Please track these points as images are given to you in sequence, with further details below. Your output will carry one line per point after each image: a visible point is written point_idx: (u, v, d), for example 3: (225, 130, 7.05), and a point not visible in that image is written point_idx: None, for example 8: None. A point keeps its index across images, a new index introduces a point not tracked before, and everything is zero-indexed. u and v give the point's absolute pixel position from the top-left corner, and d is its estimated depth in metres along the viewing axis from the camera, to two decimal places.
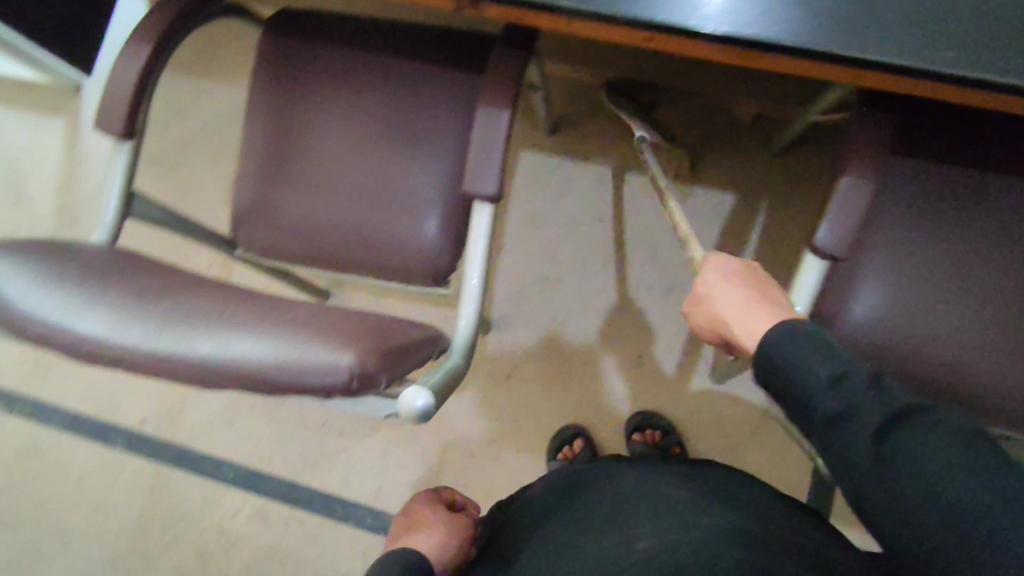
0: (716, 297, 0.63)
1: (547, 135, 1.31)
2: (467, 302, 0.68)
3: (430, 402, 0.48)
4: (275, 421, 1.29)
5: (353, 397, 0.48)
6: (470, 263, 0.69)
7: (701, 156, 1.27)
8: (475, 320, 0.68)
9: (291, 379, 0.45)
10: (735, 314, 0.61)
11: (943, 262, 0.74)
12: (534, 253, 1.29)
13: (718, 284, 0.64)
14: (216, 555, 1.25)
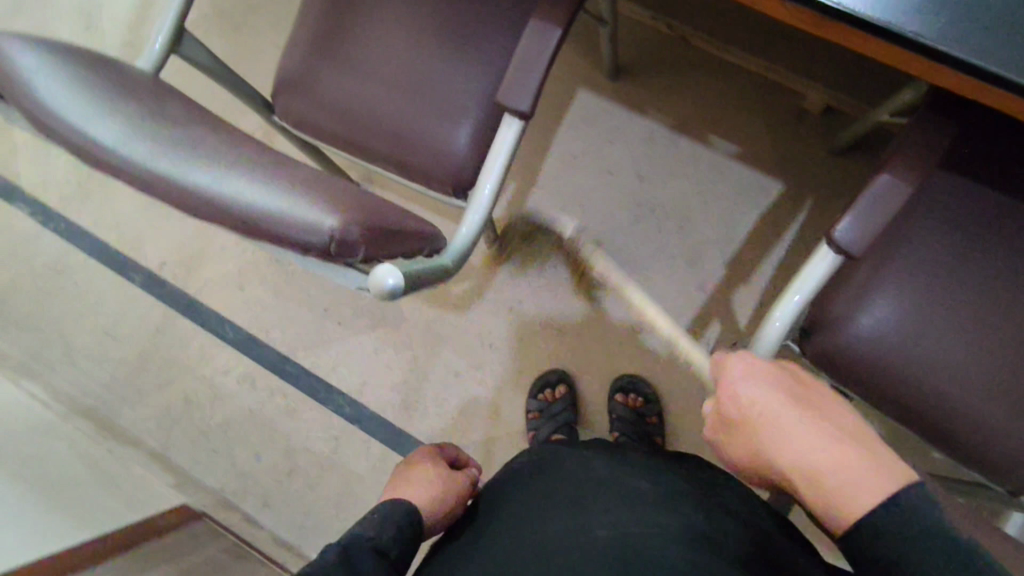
0: (777, 415, 0.57)
1: (609, 80, 1.27)
2: (473, 211, 0.67)
3: (399, 284, 0.49)
4: (281, 295, 1.34)
5: (331, 262, 0.50)
6: (487, 173, 0.68)
7: (759, 138, 1.22)
8: (477, 231, 0.67)
9: (274, 229, 0.47)
10: (805, 443, 0.55)
11: (965, 291, 0.70)
12: (566, 195, 1.27)
13: (775, 400, 0.57)
14: (201, 404, 1.33)
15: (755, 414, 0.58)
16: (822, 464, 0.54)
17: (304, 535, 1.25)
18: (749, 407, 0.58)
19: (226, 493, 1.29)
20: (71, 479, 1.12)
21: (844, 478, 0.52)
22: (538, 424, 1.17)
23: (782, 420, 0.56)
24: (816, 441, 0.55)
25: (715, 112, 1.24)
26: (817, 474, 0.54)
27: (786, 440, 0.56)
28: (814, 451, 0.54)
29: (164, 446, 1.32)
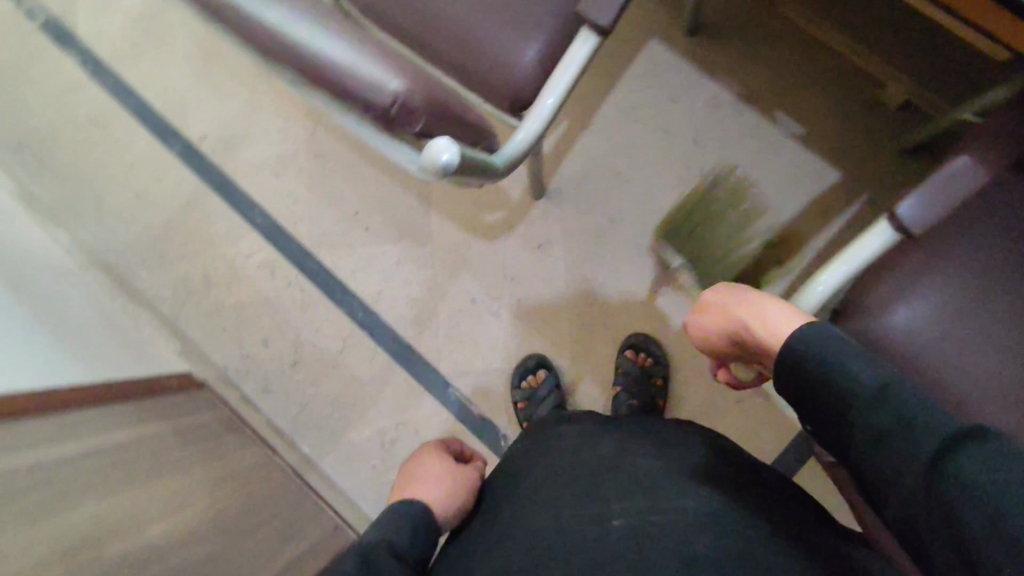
0: (722, 295, 0.63)
1: (685, 34, 1.23)
2: (533, 118, 0.65)
3: (454, 162, 0.48)
4: (314, 191, 1.33)
5: (388, 128, 0.49)
6: (553, 84, 0.66)
7: (826, 122, 1.18)
8: (533, 139, 0.65)
9: (338, 81, 0.46)
10: (744, 310, 0.59)
11: (1004, 300, 0.68)
12: (616, 144, 1.25)
13: (726, 286, 0.64)
14: (220, 281, 1.34)
15: (705, 302, 0.65)
16: (756, 318, 0.57)
17: (298, 424, 1.28)
18: (704, 299, 0.65)
19: (230, 372, 1.31)
20: (86, 329, 1.14)
21: (771, 324, 0.56)
22: (529, 412, 1.17)
23: (726, 299, 0.62)
24: (755, 303, 0.59)
25: (786, 88, 1.20)
26: (764, 324, 0.56)
27: (728, 313, 0.61)
28: (750, 313, 0.58)
29: (176, 316, 1.34)
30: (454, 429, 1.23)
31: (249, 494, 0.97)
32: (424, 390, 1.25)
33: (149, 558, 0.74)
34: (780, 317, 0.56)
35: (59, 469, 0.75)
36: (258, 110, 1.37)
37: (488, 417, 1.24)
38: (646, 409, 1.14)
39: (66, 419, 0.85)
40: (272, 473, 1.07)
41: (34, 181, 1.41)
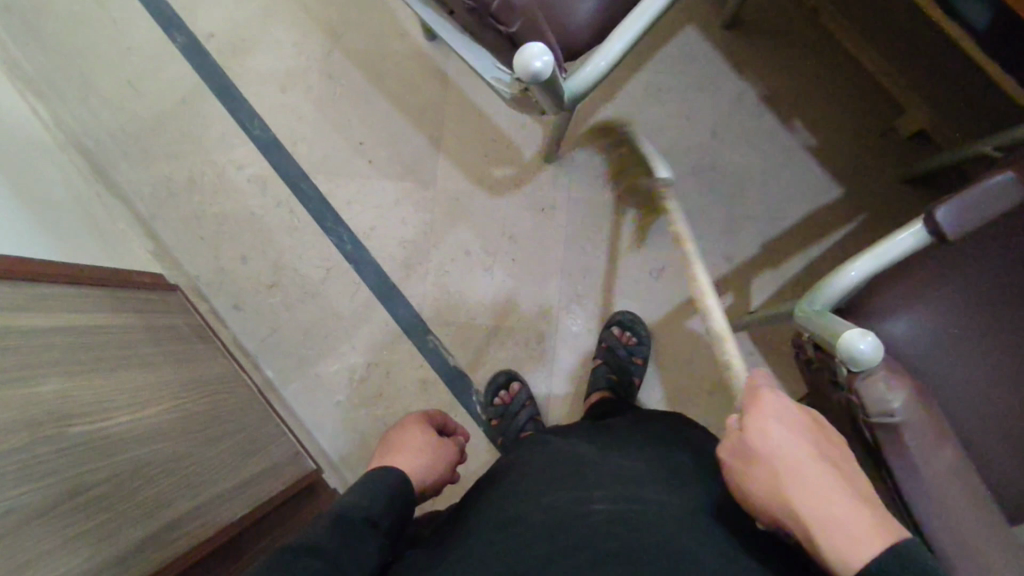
0: (778, 457, 0.51)
1: (723, 27, 1.24)
2: (602, 56, 0.64)
3: (543, 71, 0.48)
4: (321, 112, 1.28)
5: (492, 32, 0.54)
6: (624, 28, 0.64)
7: (839, 138, 1.21)
8: (599, 77, 0.65)
9: None
10: (813, 500, 0.48)
11: (994, 323, 0.69)
12: (636, 123, 1.24)
13: (788, 444, 0.52)
14: (205, 187, 1.27)
15: (749, 452, 0.53)
16: (826, 528, 0.47)
17: (265, 349, 1.24)
18: (743, 444, 0.54)
19: (200, 282, 1.26)
20: (58, 209, 1.06)
21: (843, 544, 0.45)
22: (503, 428, 1.16)
23: (782, 469, 0.50)
24: (823, 496, 0.48)
25: (807, 98, 1.22)
26: (824, 533, 0.46)
27: (780, 488, 0.50)
28: (817, 508, 0.48)
29: (153, 215, 1.27)
30: (426, 377, 1.22)
31: (216, 405, 0.93)
32: (403, 334, 1.23)
33: (114, 444, 0.70)
34: (856, 537, 0.45)
35: (29, 338, 0.69)
36: (276, 17, 1.30)
37: (462, 370, 1.22)
38: (621, 383, 1.14)
39: (41, 290, 0.78)
40: (238, 388, 1.02)
41: (16, 47, 1.30)
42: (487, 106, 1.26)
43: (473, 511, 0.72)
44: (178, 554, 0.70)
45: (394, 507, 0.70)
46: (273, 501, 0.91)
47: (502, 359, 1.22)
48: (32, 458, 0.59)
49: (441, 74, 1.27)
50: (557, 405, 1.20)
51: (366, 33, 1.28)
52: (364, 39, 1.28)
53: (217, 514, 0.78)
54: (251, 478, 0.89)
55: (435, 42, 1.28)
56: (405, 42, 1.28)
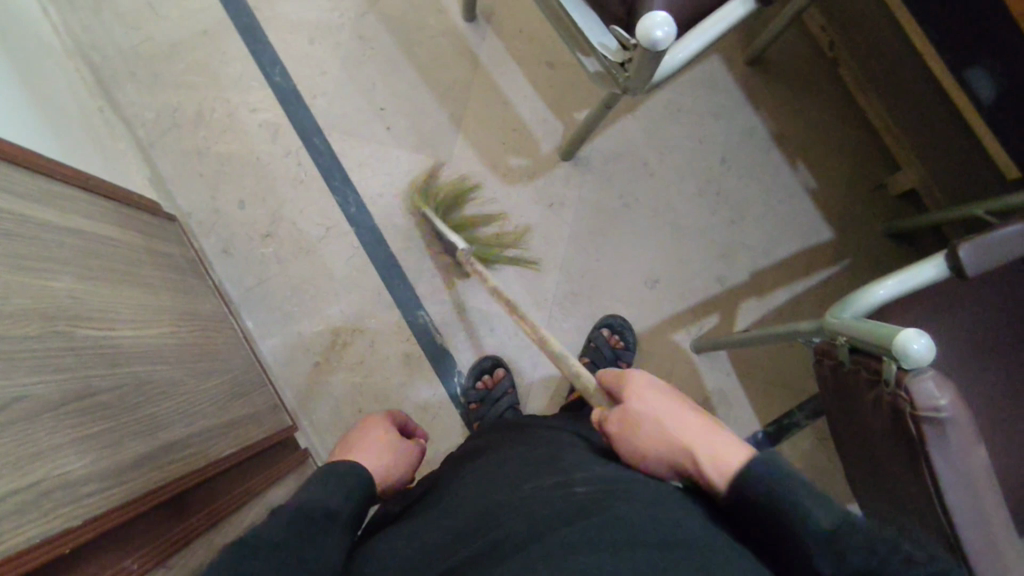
0: (652, 410, 0.62)
1: (745, 63, 1.30)
2: (694, 38, 0.65)
3: (663, 36, 0.53)
4: (346, 71, 1.26)
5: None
6: (717, 17, 0.66)
7: (834, 185, 1.28)
8: (689, 59, 0.65)
9: None
10: (686, 435, 0.58)
11: (975, 367, 0.71)
12: (653, 138, 1.28)
13: (657, 401, 0.63)
14: (212, 124, 1.23)
15: (627, 415, 0.64)
16: (699, 448, 0.56)
17: (249, 299, 1.20)
18: (624, 410, 0.64)
19: (192, 220, 1.21)
20: (56, 113, 1.00)
21: (718, 458, 0.54)
22: (483, 412, 1.14)
23: (654, 417, 0.61)
24: (691, 430, 0.58)
25: (811, 143, 1.29)
26: (705, 457, 0.55)
27: (654, 432, 0.60)
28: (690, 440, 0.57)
29: (152, 142, 1.22)
30: (411, 352, 1.21)
31: (203, 339, 0.89)
32: (394, 305, 1.22)
33: (116, 354, 0.66)
34: (727, 451, 0.55)
35: (41, 231, 0.66)
36: None
37: (448, 350, 1.22)
38: None
39: (50, 187, 0.74)
40: (224, 329, 0.99)
41: None
42: (513, 96, 1.27)
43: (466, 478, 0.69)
44: (171, 478, 0.65)
45: (353, 496, 0.60)
46: (246, 450, 0.84)
47: (490, 345, 1.22)
48: (42, 351, 0.55)
49: (473, 56, 1.28)
50: (537, 398, 1.21)
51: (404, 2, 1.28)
52: (401, 8, 1.28)
53: (197, 451, 0.72)
54: (233, 420, 0.84)
55: (473, 24, 1.29)
56: (443, 19, 1.28)
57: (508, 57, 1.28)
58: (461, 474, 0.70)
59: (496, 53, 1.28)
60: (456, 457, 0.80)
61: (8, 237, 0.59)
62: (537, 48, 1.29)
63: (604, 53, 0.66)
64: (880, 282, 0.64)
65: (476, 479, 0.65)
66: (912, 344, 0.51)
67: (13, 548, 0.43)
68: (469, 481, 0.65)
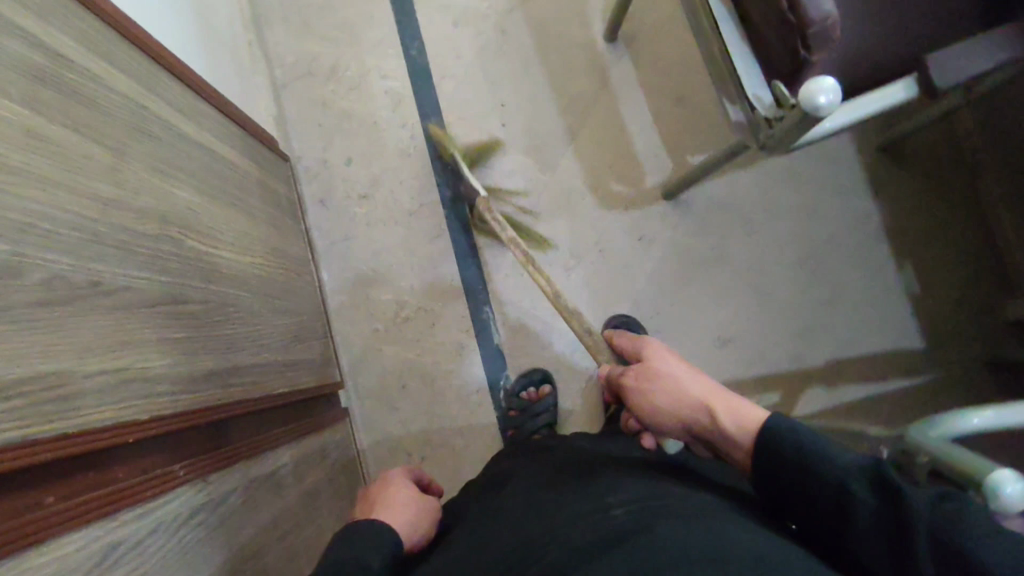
0: (669, 371, 0.67)
1: (877, 147, 1.25)
2: (845, 113, 0.64)
3: (825, 102, 0.52)
4: (479, 61, 1.29)
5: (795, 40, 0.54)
6: (877, 95, 0.64)
7: (939, 295, 1.21)
8: (833, 132, 0.64)
9: None
10: (700, 394, 0.64)
11: None
12: (761, 198, 1.25)
13: (674, 361, 0.68)
14: (343, 80, 1.28)
15: (643, 373, 0.68)
16: (724, 409, 0.62)
17: (331, 251, 1.24)
18: (640, 370, 0.69)
19: (300, 164, 1.26)
20: (212, 36, 1.07)
21: (744, 420, 0.60)
22: (519, 422, 1.14)
23: (662, 377, 0.67)
24: (718, 391, 0.64)
25: (926, 246, 1.23)
26: (727, 413, 0.61)
27: (671, 387, 0.66)
28: (724, 401, 0.63)
29: (285, 84, 1.28)
30: (466, 345, 1.22)
31: (286, 279, 0.93)
32: (463, 295, 1.23)
33: (210, 269, 0.69)
34: (748, 413, 0.61)
35: (178, 140, 0.70)
36: None
37: (503, 351, 1.22)
38: None
39: (193, 101, 0.79)
40: (304, 273, 1.02)
41: None
42: (632, 123, 1.27)
43: (508, 495, 0.70)
44: (230, 400, 0.66)
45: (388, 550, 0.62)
46: (296, 395, 0.85)
47: (544, 358, 1.22)
48: (150, 250, 0.58)
49: (603, 75, 1.28)
50: (576, 423, 1.20)
51: (552, 9, 1.30)
52: (548, 13, 1.30)
53: (255, 382, 0.74)
54: (291, 361, 0.87)
55: (612, 45, 1.29)
56: (584, 33, 1.29)
57: (638, 84, 1.28)
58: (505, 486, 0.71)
59: (626, 77, 1.28)
60: (497, 469, 0.82)
61: (146, 137, 0.63)
62: (669, 82, 1.28)
63: (756, 106, 0.63)
64: (976, 409, 0.60)
65: (516, 505, 0.65)
66: (1003, 488, 0.49)
67: (106, 420, 0.46)
68: (525, 495, 0.65)
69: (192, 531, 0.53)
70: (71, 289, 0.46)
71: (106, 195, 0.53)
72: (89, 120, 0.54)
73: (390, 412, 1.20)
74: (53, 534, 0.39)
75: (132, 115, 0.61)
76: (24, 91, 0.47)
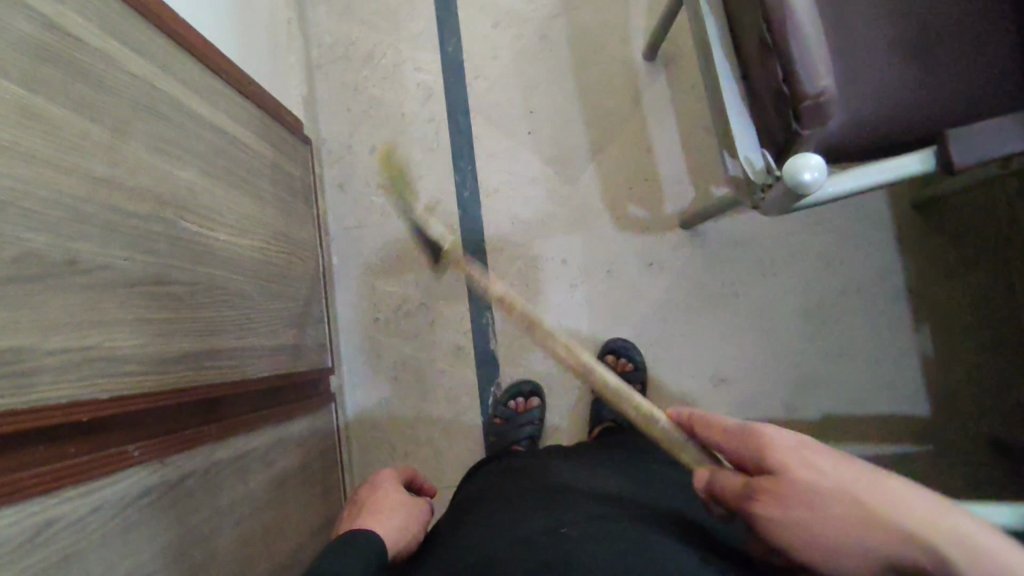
0: (832, 479, 0.47)
1: (910, 202, 1.20)
2: (838, 183, 0.65)
3: (807, 179, 0.55)
4: (514, 65, 1.28)
5: (788, 117, 0.54)
6: (870, 170, 0.65)
7: (953, 364, 1.17)
8: (825, 200, 0.65)
9: (792, 47, 0.50)
10: (921, 522, 0.42)
11: None
12: (782, 239, 1.22)
13: (832, 463, 0.48)
14: (378, 68, 1.29)
15: (788, 483, 0.48)
16: (933, 532, 0.42)
17: (344, 236, 1.26)
18: (787, 483, 0.48)
19: (325, 147, 1.28)
20: (250, 13, 1.09)
21: (976, 548, 0.40)
22: (503, 431, 1.15)
23: (842, 497, 0.46)
24: (915, 502, 0.44)
25: (948, 311, 1.18)
26: (939, 535, 0.42)
27: (840, 502, 0.46)
28: (932, 518, 0.43)
29: (321, 66, 1.29)
30: (463, 346, 1.22)
31: (287, 263, 0.94)
32: (466, 296, 1.23)
33: (204, 251, 0.71)
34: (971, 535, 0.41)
35: (188, 120, 0.71)
36: None
37: (498, 358, 1.22)
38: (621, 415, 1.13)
39: (213, 82, 0.80)
40: (309, 257, 1.04)
41: None
42: (660, 146, 1.24)
43: (475, 520, 0.70)
44: (205, 384, 0.68)
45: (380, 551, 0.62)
46: (277, 380, 0.86)
47: (538, 371, 1.21)
48: (139, 230, 0.59)
49: (637, 94, 1.26)
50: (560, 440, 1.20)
51: (595, 20, 1.28)
52: (590, 23, 1.28)
53: (235, 365, 0.75)
54: (279, 344, 0.88)
55: (650, 63, 1.26)
56: (624, 48, 1.27)
57: (672, 107, 1.25)
58: (476, 510, 0.72)
59: (661, 98, 1.26)
60: (475, 490, 0.82)
61: (153, 117, 0.64)
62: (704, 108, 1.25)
63: (747, 169, 0.63)
64: None
65: (479, 526, 0.66)
66: None
67: (63, 398, 0.48)
68: (492, 521, 0.66)
69: (139, 509, 0.55)
70: (45, 267, 0.47)
71: (99, 174, 0.55)
72: (92, 99, 0.55)
73: (379, 402, 1.22)
74: None
75: (141, 95, 0.63)
76: (26, 69, 0.48)
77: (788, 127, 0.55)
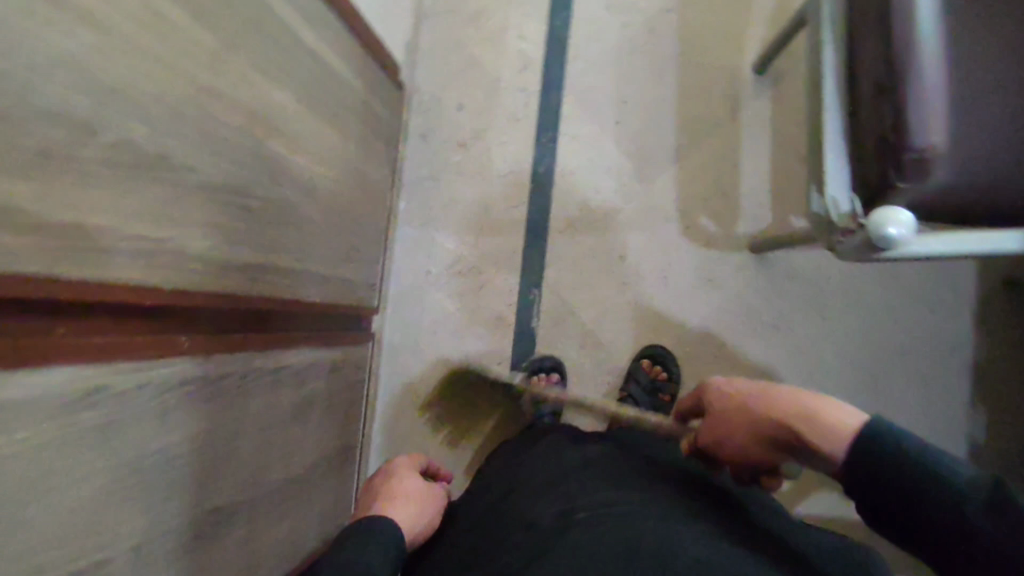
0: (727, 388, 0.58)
1: (998, 278, 1.13)
2: (926, 242, 0.62)
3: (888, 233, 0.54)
4: (617, 52, 1.26)
5: (886, 168, 0.53)
6: (958, 236, 0.63)
7: (1000, 453, 1.11)
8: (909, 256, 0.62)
9: (910, 96, 0.49)
10: (770, 403, 0.52)
11: None
12: (851, 285, 1.17)
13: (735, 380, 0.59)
14: (483, 28, 1.29)
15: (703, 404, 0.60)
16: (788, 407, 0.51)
17: (415, 186, 1.28)
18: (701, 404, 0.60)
19: (416, 95, 1.29)
20: None
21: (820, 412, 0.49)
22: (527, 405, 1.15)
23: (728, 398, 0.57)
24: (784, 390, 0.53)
25: (1009, 398, 1.12)
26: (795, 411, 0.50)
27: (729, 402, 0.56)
28: (790, 398, 0.52)
29: (429, 15, 1.30)
30: (504, 318, 1.24)
31: (356, 200, 0.97)
32: (519, 271, 1.24)
33: (283, 172, 0.73)
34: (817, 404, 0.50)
35: (293, 45, 0.73)
36: None
37: (536, 337, 1.23)
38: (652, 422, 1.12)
39: (325, 12, 0.82)
40: (377, 199, 1.06)
41: None
42: (747, 163, 1.20)
43: (502, 503, 0.72)
44: (259, 298, 0.72)
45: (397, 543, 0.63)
46: (325, 308, 0.89)
47: (572, 359, 1.22)
48: (228, 141, 0.62)
49: (736, 106, 1.22)
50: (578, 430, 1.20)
51: (711, 21, 1.24)
52: (705, 24, 1.24)
53: (290, 284, 0.78)
54: (333, 276, 0.92)
55: (758, 76, 1.22)
56: (734, 57, 1.23)
57: (769, 127, 1.21)
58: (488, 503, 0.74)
59: (760, 115, 1.21)
60: (499, 465, 0.84)
61: (261, 36, 0.66)
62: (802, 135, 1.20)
63: (830, 211, 0.61)
64: None
65: (502, 515, 0.69)
66: None
67: (129, 278, 0.51)
68: (503, 518, 0.68)
69: (178, 397, 0.58)
70: (139, 157, 0.50)
71: (203, 82, 0.57)
72: (211, 9, 0.58)
73: (414, 351, 1.25)
74: (47, 362, 0.44)
75: (257, 14, 0.65)
76: None
77: (884, 178, 0.54)
